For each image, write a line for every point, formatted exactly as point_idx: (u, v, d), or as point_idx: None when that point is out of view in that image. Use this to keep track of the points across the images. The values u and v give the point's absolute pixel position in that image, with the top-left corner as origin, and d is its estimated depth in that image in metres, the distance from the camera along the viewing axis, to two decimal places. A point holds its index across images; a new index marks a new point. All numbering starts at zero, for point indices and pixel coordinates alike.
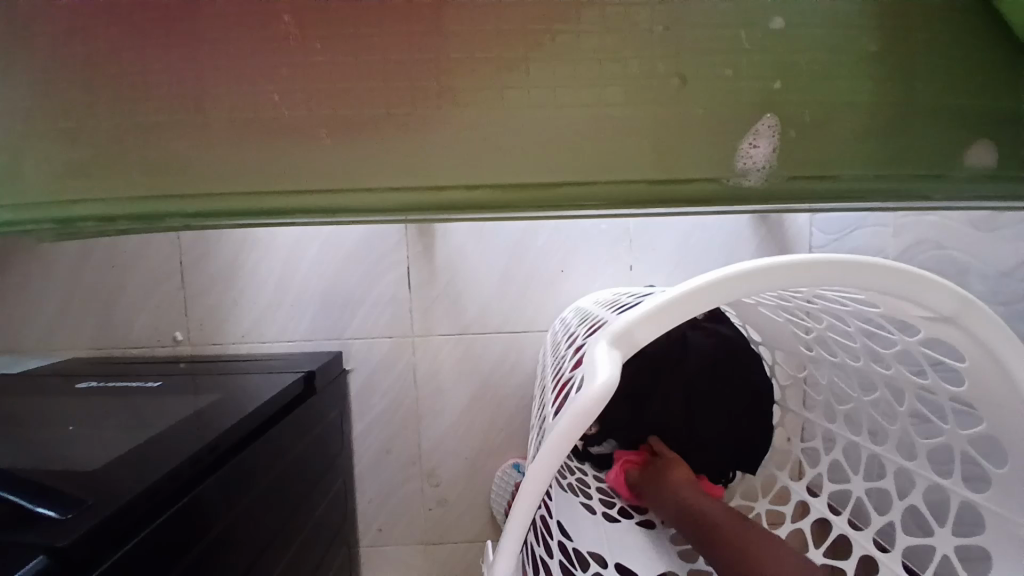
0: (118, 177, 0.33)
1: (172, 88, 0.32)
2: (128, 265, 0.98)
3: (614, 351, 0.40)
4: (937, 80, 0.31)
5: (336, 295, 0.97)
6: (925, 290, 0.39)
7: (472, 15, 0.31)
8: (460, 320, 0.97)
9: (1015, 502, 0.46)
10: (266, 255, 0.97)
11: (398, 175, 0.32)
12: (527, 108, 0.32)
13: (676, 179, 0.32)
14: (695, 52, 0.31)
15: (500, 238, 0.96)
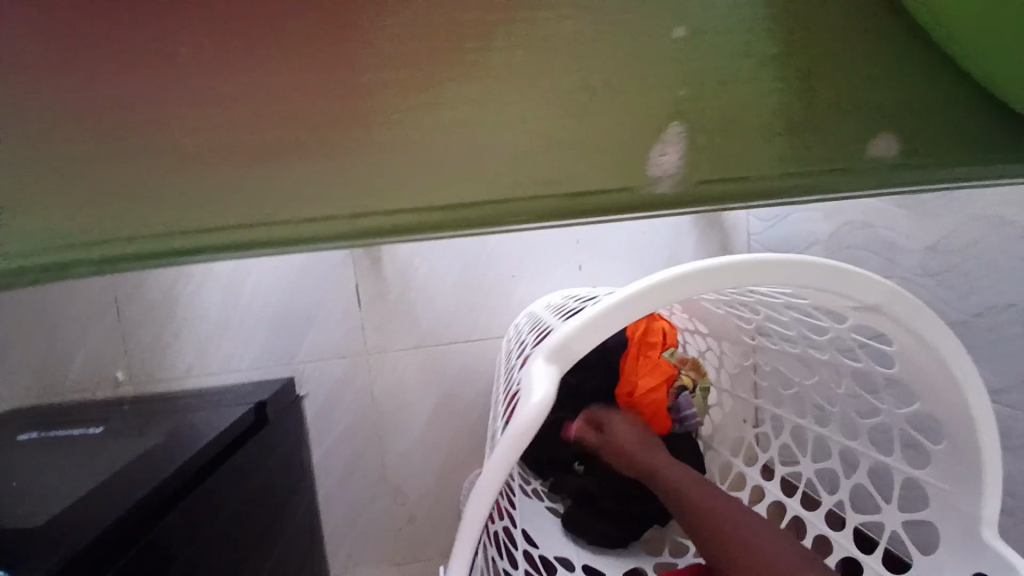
0: (22, 228, 0.31)
1: (62, 130, 0.30)
2: (59, 306, 0.93)
3: (552, 365, 0.40)
4: (836, 79, 0.32)
5: (285, 318, 0.95)
6: (850, 282, 0.41)
7: (377, 39, 0.31)
8: (415, 334, 0.96)
9: (957, 477, 0.48)
10: (206, 283, 0.94)
11: (312, 205, 0.31)
12: (437, 129, 0.31)
13: (592, 191, 0.32)
14: (604, 65, 0.32)
15: (449, 247, 0.95)
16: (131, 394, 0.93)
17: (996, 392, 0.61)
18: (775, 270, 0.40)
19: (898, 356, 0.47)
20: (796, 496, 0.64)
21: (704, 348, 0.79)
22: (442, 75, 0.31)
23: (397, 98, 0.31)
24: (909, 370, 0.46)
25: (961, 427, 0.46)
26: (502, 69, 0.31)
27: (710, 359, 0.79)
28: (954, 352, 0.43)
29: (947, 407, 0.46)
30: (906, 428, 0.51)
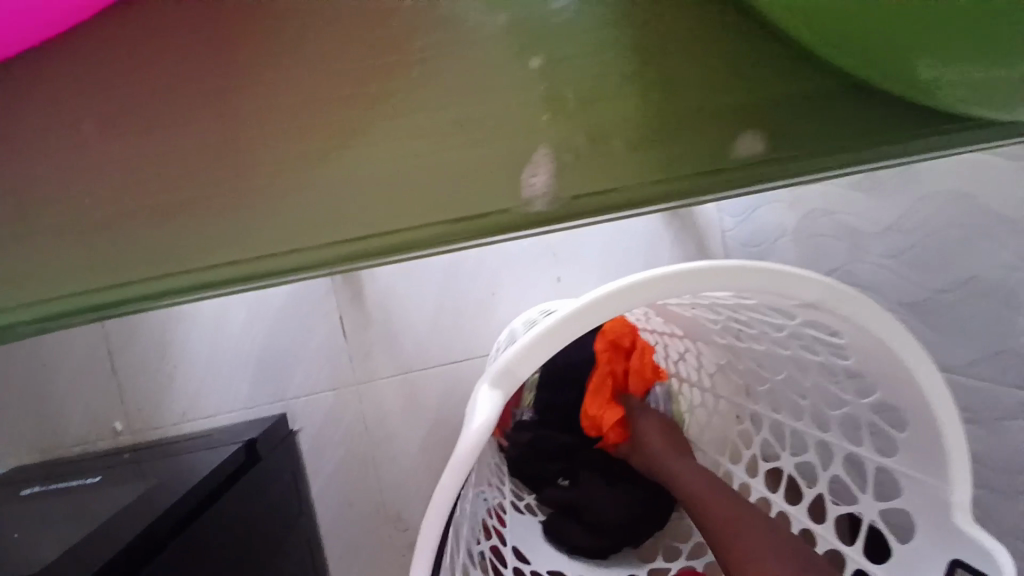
0: (2, 290, 0.37)
1: (24, 200, 0.37)
2: (57, 363, 0.96)
3: (498, 388, 0.43)
4: (696, 89, 0.35)
5: (273, 355, 0.97)
6: (787, 281, 0.42)
7: (270, 93, 0.36)
8: (402, 359, 0.97)
9: (926, 465, 0.49)
10: (194, 327, 0.96)
11: (246, 247, 0.36)
12: (340, 170, 0.35)
13: (479, 215, 0.35)
14: (478, 95, 0.35)
15: (428, 270, 0.97)
16: (131, 443, 0.95)
17: (962, 367, 0.61)
18: (706, 277, 0.41)
19: (852, 349, 0.47)
20: (779, 492, 0.65)
21: (683, 350, 0.78)
22: (358, 122, 0.35)
23: (315, 146, 0.36)
24: (868, 363, 0.47)
25: (923, 417, 0.46)
26: (413, 110, 0.35)
27: (689, 360, 0.78)
28: (907, 344, 0.43)
29: (908, 397, 0.46)
30: (873, 419, 0.51)
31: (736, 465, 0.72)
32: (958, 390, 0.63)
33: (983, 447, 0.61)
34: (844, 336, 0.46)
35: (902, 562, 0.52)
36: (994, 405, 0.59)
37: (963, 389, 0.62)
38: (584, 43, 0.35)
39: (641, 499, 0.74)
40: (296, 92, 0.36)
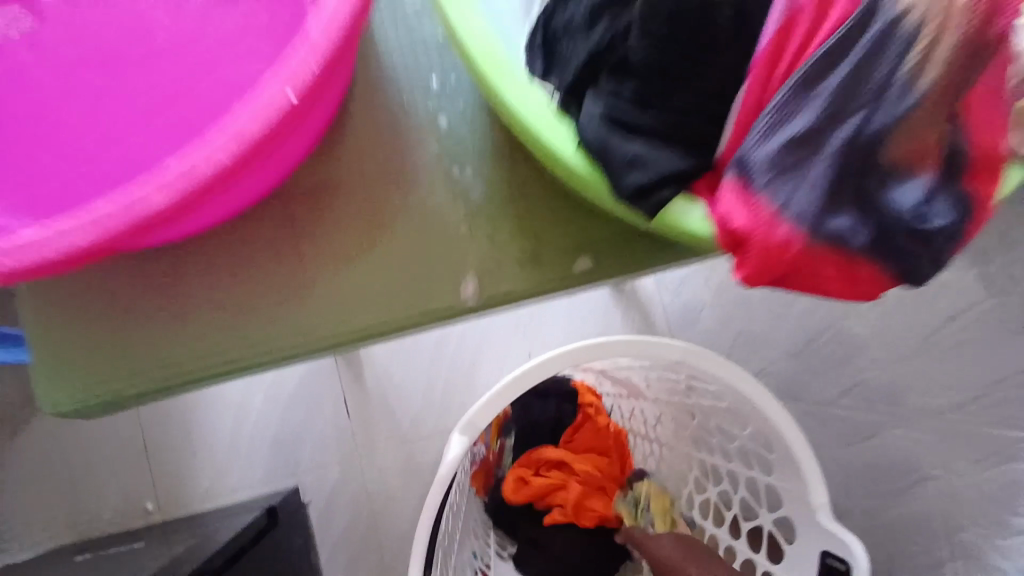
0: (95, 372, 0.46)
1: (111, 300, 0.47)
2: (97, 452, 1.11)
3: (465, 437, 0.60)
4: (568, 211, 0.47)
5: (286, 435, 1.12)
6: (661, 347, 0.60)
7: (302, 220, 0.48)
8: (399, 433, 1.13)
9: (789, 479, 0.65)
10: (217, 413, 1.12)
11: (281, 338, 0.46)
12: (348, 279, 0.47)
13: (444, 310, 0.47)
14: (431, 223, 0.47)
15: (419, 352, 1.15)
16: (160, 520, 1.08)
17: (840, 400, 0.81)
18: (604, 348, 0.60)
19: (724, 394, 0.64)
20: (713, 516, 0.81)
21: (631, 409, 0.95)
22: (357, 251, 0.47)
23: (323, 269, 0.47)
24: (737, 403, 0.64)
25: (779, 440, 0.62)
26: (399, 241, 0.47)
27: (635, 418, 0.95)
28: (755, 390, 0.61)
29: (768, 428, 0.63)
30: (756, 447, 0.68)
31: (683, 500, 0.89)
32: (836, 420, 0.82)
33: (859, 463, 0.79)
34: (717, 386, 0.64)
35: (792, 564, 0.67)
36: (865, 426, 0.77)
37: (840, 418, 0.81)
38: (510, 184, 0.48)
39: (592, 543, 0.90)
40: (314, 230, 0.47)
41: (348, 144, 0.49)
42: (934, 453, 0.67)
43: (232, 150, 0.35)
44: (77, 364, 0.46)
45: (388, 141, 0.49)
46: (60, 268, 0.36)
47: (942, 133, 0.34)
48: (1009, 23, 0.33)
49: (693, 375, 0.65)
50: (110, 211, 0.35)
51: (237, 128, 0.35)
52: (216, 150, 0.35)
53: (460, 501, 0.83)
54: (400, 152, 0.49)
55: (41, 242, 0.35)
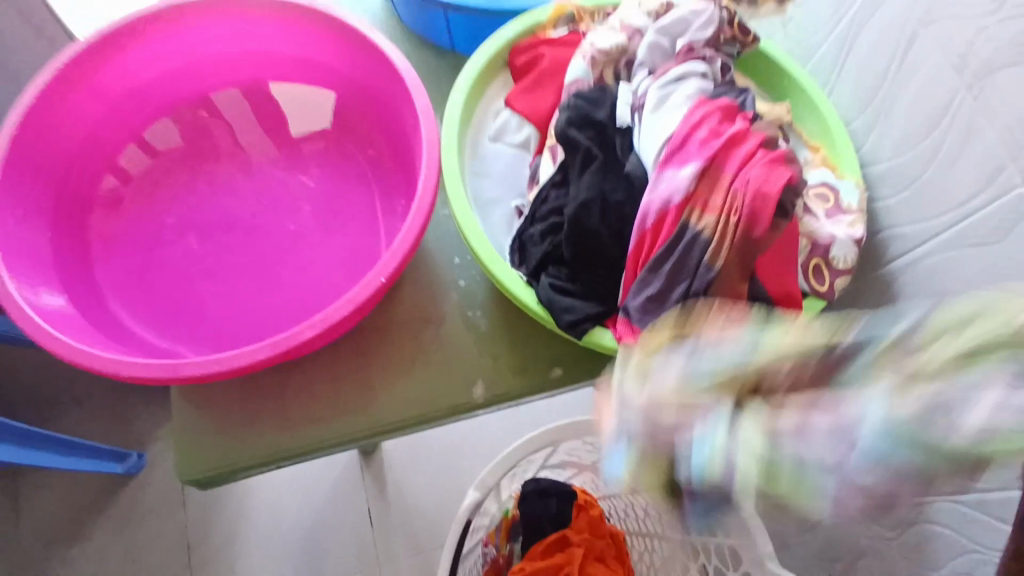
0: (213, 451, 0.62)
1: (231, 397, 0.64)
2: (143, 557, 1.24)
3: (475, 491, 0.75)
4: (545, 333, 0.67)
5: (314, 542, 1.26)
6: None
7: (367, 342, 0.67)
8: (416, 539, 1.26)
9: (743, 535, 0.82)
10: (255, 521, 1.26)
11: (348, 426, 0.64)
12: (397, 383, 0.65)
13: (462, 404, 0.65)
14: (453, 341, 0.67)
15: (435, 464, 1.32)
16: None
17: None
18: (582, 427, 0.80)
19: None
20: None
21: (623, 507, 1.14)
22: (408, 365, 0.66)
23: (385, 379, 0.65)
24: None
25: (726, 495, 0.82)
26: (438, 358, 0.66)
27: (629, 514, 1.13)
28: None
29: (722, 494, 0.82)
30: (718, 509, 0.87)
31: None
32: None
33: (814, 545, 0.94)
34: None
35: None
36: None
37: None
38: (508, 323, 0.68)
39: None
40: (377, 343, 0.67)
41: (407, 293, 0.69)
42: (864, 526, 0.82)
43: (350, 309, 0.57)
44: (204, 444, 0.63)
45: (431, 291, 0.70)
46: (243, 370, 0.56)
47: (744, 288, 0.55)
48: (763, 230, 0.52)
49: None
50: (281, 341, 0.56)
51: (354, 296, 0.57)
52: (340, 309, 0.57)
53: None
54: (433, 292, 0.70)
55: (237, 356, 0.56)
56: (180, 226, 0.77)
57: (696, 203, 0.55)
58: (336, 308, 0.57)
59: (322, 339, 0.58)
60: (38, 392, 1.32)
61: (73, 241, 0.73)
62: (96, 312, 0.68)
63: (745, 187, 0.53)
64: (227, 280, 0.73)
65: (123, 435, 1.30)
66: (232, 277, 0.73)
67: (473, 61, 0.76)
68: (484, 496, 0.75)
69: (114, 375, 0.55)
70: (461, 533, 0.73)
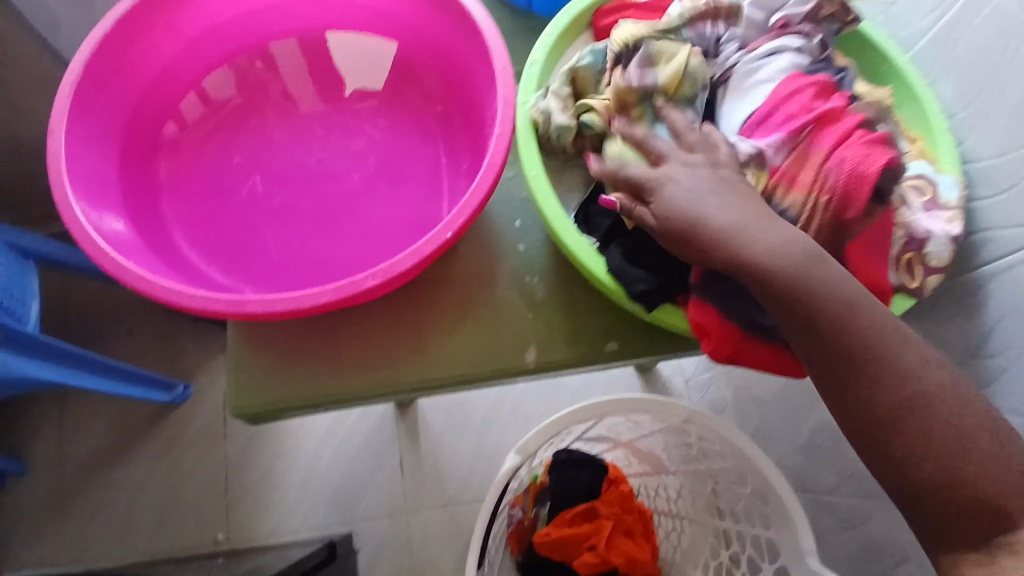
0: (266, 388, 0.63)
1: (287, 338, 0.65)
2: (184, 483, 1.30)
3: (516, 457, 0.74)
4: (603, 306, 0.65)
5: (346, 486, 1.29)
6: (672, 406, 0.80)
7: (423, 297, 0.66)
8: (444, 494, 1.29)
9: (784, 529, 0.81)
10: (291, 461, 1.31)
11: (400, 378, 0.64)
12: (450, 340, 0.65)
13: (513, 368, 0.64)
14: (510, 305, 0.66)
15: (469, 425, 1.33)
16: (227, 549, 1.24)
17: (836, 490, 0.95)
18: (625, 404, 0.79)
19: (728, 451, 0.84)
20: None
21: (653, 486, 1.13)
22: (461, 323, 0.65)
23: (438, 333, 0.65)
24: (738, 457, 0.83)
25: (772, 487, 0.81)
26: (492, 319, 0.65)
27: (659, 495, 1.13)
28: (744, 441, 0.80)
29: (764, 479, 0.81)
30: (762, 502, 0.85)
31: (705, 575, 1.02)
32: (832, 506, 0.96)
33: (852, 549, 0.92)
34: (721, 439, 0.83)
35: None
36: (857, 513, 0.91)
37: (836, 506, 0.96)
38: (567, 292, 0.66)
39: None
40: (433, 298, 0.66)
41: (464, 251, 0.68)
42: (910, 533, 0.80)
43: (413, 261, 0.56)
44: (259, 380, 0.63)
45: (487, 252, 0.68)
46: (304, 312, 0.56)
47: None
48: (856, 211, 0.54)
49: (702, 433, 0.84)
50: (342, 287, 0.56)
51: (419, 249, 0.56)
52: (403, 261, 0.56)
53: (496, 555, 1.01)
54: (491, 254, 0.68)
55: (299, 299, 0.55)
56: (245, 167, 0.77)
57: (783, 180, 0.58)
58: (399, 260, 0.56)
59: (383, 288, 0.58)
60: (95, 319, 1.37)
61: (141, 172, 0.74)
62: (162, 245, 0.69)
63: (839, 167, 0.55)
64: (289, 223, 0.73)
65: (172, 366, 1.35)
66: (292, 221, 0.73)
67: (555, 20, 0.72)
68: (524, 462, 0.74)
69: (176, 306, 0.56)
70: (499, 494, 0.74)
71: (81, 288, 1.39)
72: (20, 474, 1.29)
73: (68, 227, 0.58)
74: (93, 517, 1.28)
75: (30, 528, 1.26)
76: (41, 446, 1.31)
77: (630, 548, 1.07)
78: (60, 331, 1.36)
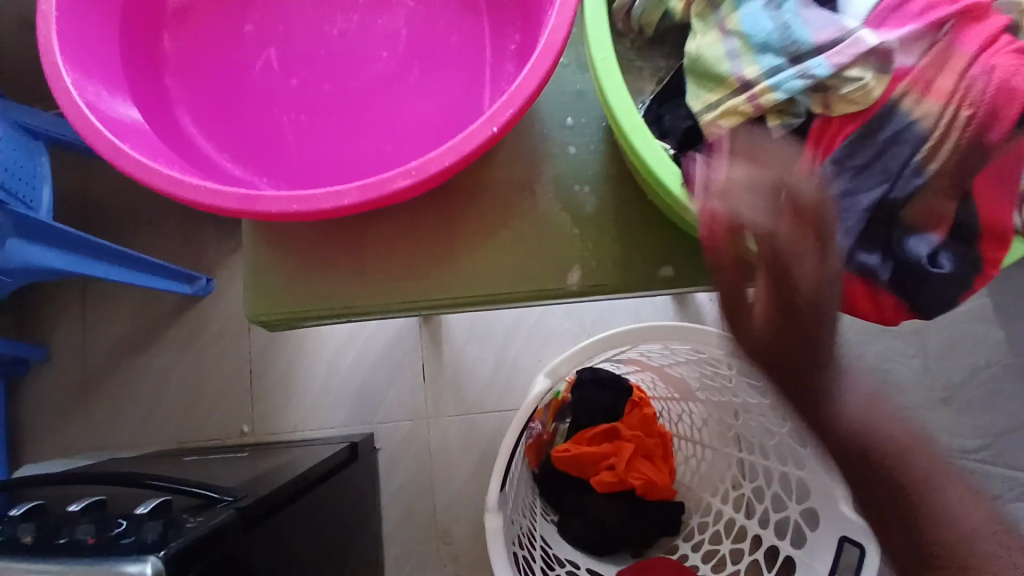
0: (283, 294, 0.58)
1: (305, 241, 0.59)
2: (209, 376, 1.31)
3: (547, 381, 0.70)
4: (657, 228, 0.58)
5: (368, 389, 1.29)
6: (718, 338, 0.73)
7: (457, 206, 0.59)
8: (465, 403, 1.28)
9: (819, 471, 0.77)
10: (314, 362, 1.30)
11: (429, 292, 0.58)
12: (486, 254, 0.58)
13: (554, 290, 0.58)
14: (552, 219, 0.59)
15: (493, 337, 1.30)
16: (252, 442, 1.27)
17: None
18: (666, 331, 0.73)
19: (768, 391, 0.79)
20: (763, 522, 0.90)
21: (678, 412, 1.10)
22: (498, 236, 0.59)
23: (471, 245, 0.59)
24: (779, 398, 0.78)
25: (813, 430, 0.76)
26: (532, 234, 0.59)
27: (683, 421, 1.09)
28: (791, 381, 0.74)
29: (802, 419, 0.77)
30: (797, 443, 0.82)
31: (724, 504, 1.01)
32: None
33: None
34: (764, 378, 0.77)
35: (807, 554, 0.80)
36: None
37: None
38: (620, 209, 0.59)
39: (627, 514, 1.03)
40: (467, 205, 0.59)
41: (504, 153, 0.60)
42: None
43: (452, 160, 0.48)
44: (275, 285, 0.58)
45: (530, 156, 0.60)
46: (325, 214, 0.49)
47: (950, 203, 0.53)
48: (1002, 129, 0.51)
49: (744, 368, 0.78)
50: (368, 187, 0.48)
51: (459, 147, 0.48)
52: (440, 160, 0.48)
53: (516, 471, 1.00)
54: (535, 159, 0.60)
55: (319, 198, 0.48)
56: (257, 37, 0.67)
57: (919, 85, 0.53)
58: (436, 158, 0.48)
59: (414, 191, 0.50)
60: (114, 207, 1.33)
61: (146, 46, 0.66)
62: (170, 132, 0.62)
63: (985, 75, 0.51)
64: (309, 109, 0.65)
65: (193, 260, 1.32)
66: (313, 109, 0.65)
67: None
68: (555, 386, 0.70)
69: (180, 201, 0.49)
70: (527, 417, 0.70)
71: (96, 174, 1.33)
72: (49, 358, 1.31)
73: (60, 105, 0.51)
74: (123, 402, 1.30)
75: (64, 408, 1.30)
76: (69, 332, 1.32)
77: (650, 471, 1.05)
78: (79, 217, 1.32)
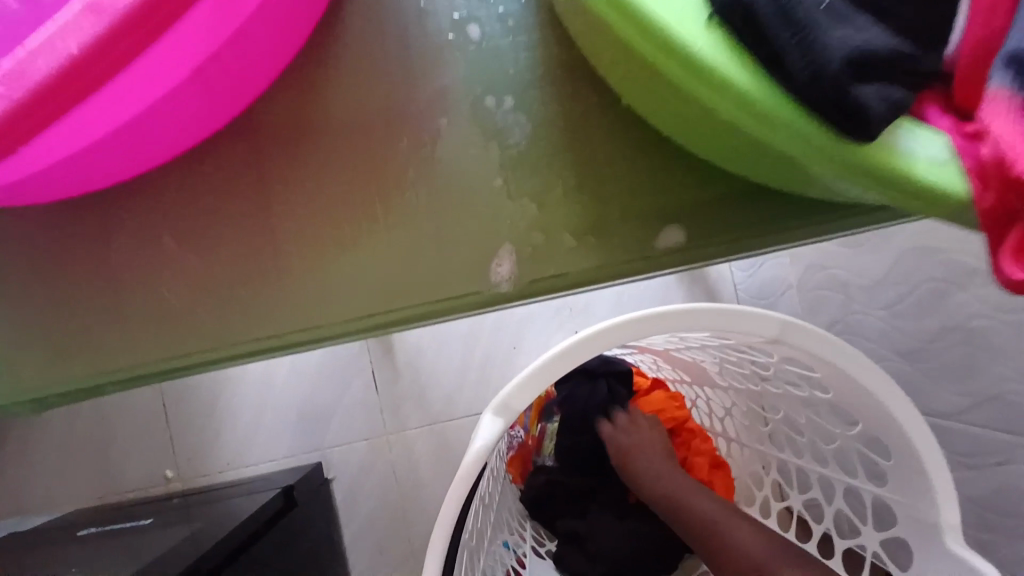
0: (85, 357, 0.47)
1: (100, 285, 0.48)
2: (117, 416, 0.99)
3: (499, 418, 0.49)
4: (622, 196, 0.45)
5: (308, 413, 0.98)
6: (747, 320, 0.49)
7: (294, 205, 0.47)
8: (429, 412, 0.97)
9: (905, 487, 0.54)
10: (239, 382, 0.99)
11: (274, 322, 0.46)
12: (346, 265, 0.46)
13: (448, 298, 0.45)
14: (441, 205, 0.46)
15: (449, 333, 0.98)
16: (179, 491, 0.96)
17: (962, 413, 0.68)
18: (669, 319, 0.48)
19: (828, 382, 0.54)
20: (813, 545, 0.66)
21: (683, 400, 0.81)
22: (350, 236, 0.46)
23: (318, 252, 0.46)
24: (845, 392, 0.53)
25: (898, 439, 0.51)
26: (403, 229, 0.46)
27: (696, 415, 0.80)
28: (867, 370, 0.49)
29: (882, 424, 0.52)
30: (861, 449, 0.59)
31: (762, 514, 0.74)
32: (958, 437, 0.69)
33: (984, 489, 0.66)
34: (816, 368, 0.53)
35: None
36: (996, 448, 0.65)
37: (963, 435, 0.69)
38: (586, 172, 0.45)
39: (643, 536, 0.74)
40: (297, 199, 0.47)
41: (322, 133, 0.47)
42: None
43: (102, 23, 0.33)
44: (82, 344, 0.47)
45: (402, 113, 0.47)
46: None
47: None
48: None
49: (789, 356, 0.54)
50: None
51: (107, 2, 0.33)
52: (82, 26, 0.33)
53: (495, 486, 0.70)
54: (393, 127, 0.47)
55: None
56: None
57: None
58: (75, 25, 0.33)
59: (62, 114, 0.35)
60: None
61: None
62: None
63: None
64: None
65: None
66: None
67: None
68: (509, 426, 0.49)
69: None
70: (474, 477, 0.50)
71: None
72: None
73: None
74: (8, 460, 0.99)
75: None
76: None
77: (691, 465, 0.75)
78: None
